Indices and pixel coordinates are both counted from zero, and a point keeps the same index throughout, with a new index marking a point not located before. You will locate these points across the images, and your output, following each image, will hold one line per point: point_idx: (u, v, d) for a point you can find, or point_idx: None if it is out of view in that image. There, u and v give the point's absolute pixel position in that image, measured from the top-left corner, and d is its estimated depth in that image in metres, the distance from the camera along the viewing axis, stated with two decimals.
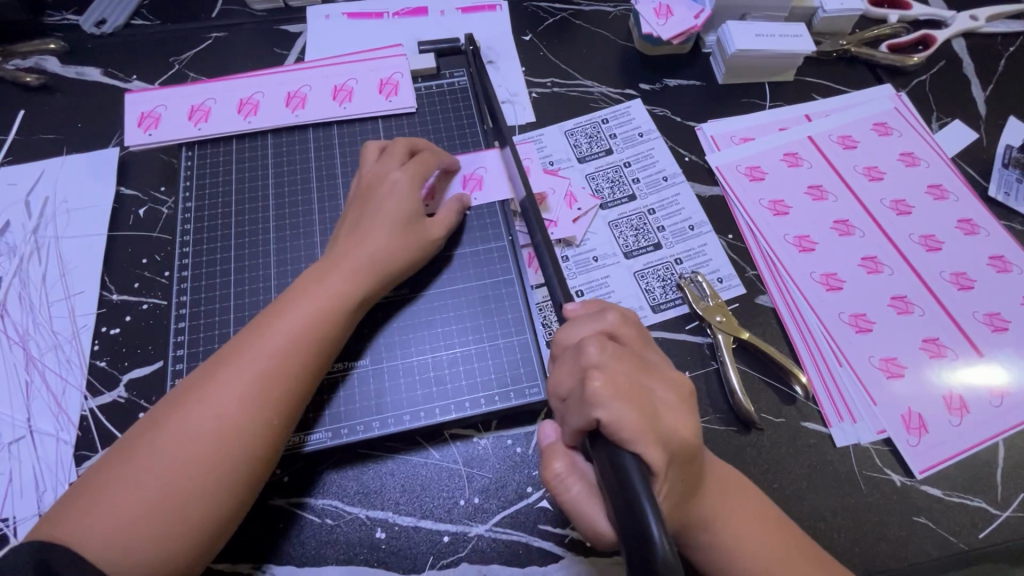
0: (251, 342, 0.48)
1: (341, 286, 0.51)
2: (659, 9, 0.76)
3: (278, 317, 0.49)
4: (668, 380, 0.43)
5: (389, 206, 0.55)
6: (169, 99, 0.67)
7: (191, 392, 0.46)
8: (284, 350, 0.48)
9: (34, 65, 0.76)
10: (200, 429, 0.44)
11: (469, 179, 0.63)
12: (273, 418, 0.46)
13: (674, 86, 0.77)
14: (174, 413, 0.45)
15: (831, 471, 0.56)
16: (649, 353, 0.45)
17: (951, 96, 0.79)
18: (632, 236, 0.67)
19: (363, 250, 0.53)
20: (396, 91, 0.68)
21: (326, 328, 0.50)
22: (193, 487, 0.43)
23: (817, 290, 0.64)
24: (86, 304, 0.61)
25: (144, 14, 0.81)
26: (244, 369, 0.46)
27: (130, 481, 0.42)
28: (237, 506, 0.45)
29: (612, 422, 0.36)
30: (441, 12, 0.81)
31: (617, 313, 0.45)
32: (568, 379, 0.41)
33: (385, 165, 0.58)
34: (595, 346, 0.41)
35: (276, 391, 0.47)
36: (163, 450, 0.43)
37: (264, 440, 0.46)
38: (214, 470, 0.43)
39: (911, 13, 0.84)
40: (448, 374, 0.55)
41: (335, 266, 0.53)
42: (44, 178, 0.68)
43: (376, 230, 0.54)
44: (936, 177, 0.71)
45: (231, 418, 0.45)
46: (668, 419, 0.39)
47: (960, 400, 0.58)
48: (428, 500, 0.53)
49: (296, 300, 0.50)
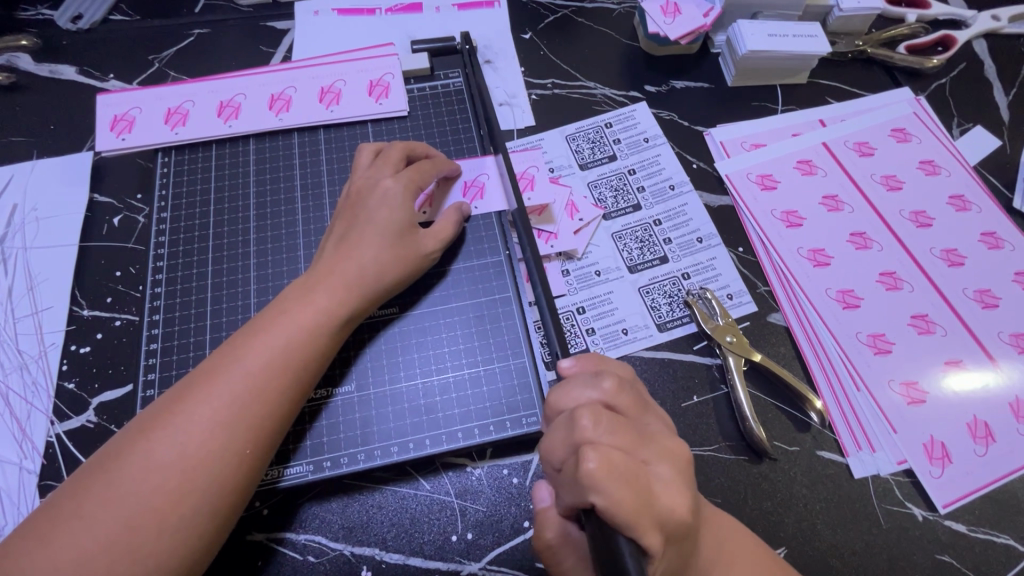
0: (225, 363, 0.44)
1: (326, 303, 0.48)
2: (666, 6, 0.72)
3: (257, 336, 0.45)
4: (666, 451, 0.38)
5: (380, 217, 0.52)
6: (145, 101, 0.63)
7: (159, 418, 0.42)
8: (262, 372, 0.44)
9: (5, 63, 0.71)
10: (166, 458, 0.40)
11: (470, 187, 0.59)
12: (244, 448, 0.42)
13: (681, 88, 0.74)
14: (138, 442, 0.41)
15: (848, 504, 0.52)
16: (648, 419, 0.40)
17: (972, 101, 0.75)
18: (636, 248, 0.63)
19: (350, 264, 0.49)
20: (387, 93, 0.64)
21: (308, 348, 0.46)
22: (156, 524, 0.39)
23: (833, 309, 0.60)
24: (55, 320, 0.57)
25: (122, 9, 0.76)
26: (215, 394, 0.43)
27: (85, 518, 0.38)
28: (207, 544, 0.41)
29: (608, 507, 0.33)
30: (437, 8, 0.77)
31: (614, 380, 0.40)
32: (560, 449, 0.37)
33: (376, 172, 0.54)
34: (589, 419, 0.36)
35: (252, 419, 0.43)
36: (122, 483, 0.39)
37: (238, 472, 0.42)
38: (180, 505, 0.40)
39: (930, 12, 0.80)
40: (439, 401, 0.51)
41: (320, 281, 0.49)
42: (13, 184, 0.64)
43: (366, 243, 0.50)
44: (957, 187, 0.67)
45: (201, 448, 0.41)
46: (664, 498, 0.35)
47: (985, 428, 0.55)
48: (417, 536, 0.49)
49: (277, 318, 0.47)
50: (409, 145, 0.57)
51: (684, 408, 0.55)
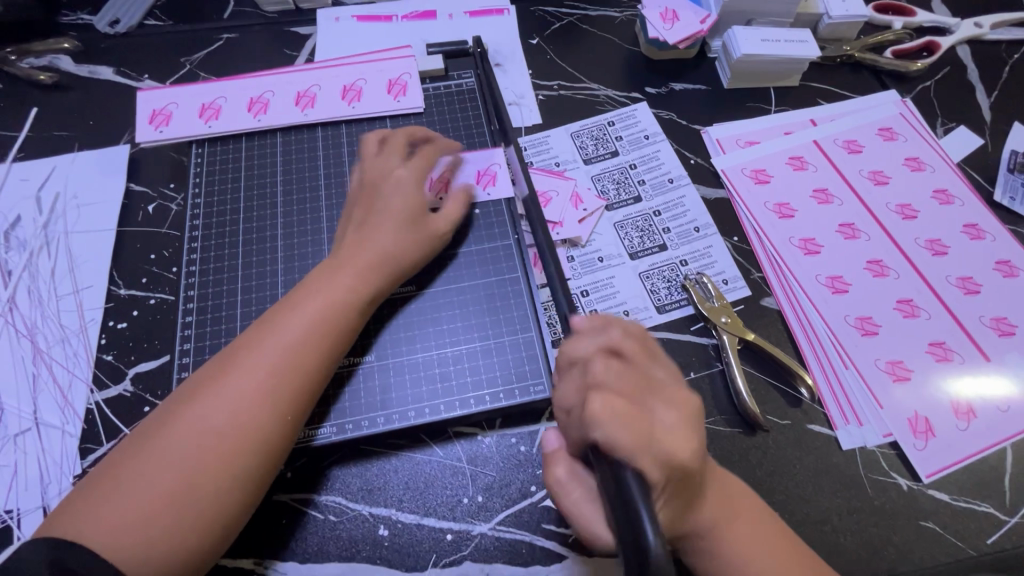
0: (264, 335, 0.48)
1: (355, 281, 0.52)
2: (665, 13, 0.77)
3: (291, 311, 0.50)
4: (664, 400, 0.41)
5: (393, 202, 0.56)
6: (181, 97, 0.68)
7: (205, 385, 0.46)
8: (298, 343, 0.48)
9: (48, 64, 0.77)
10: (214, 421, 0.44)
11: (483, 175, 0.63)
12: (284, 412, 0.46)
13: (680, 90, 0.78)
14: (186, 407, 0.45)
15: (836, 473, 0.55)
16: (655, 369, 0.44)
17: (956, 103, 0.80)
18: (637, 237, 0.67)
19: (369, 246, 0.54)
20: (404, 92, 0.68)
21: (339, 321, 0.50)
22: (210, 478, 0.43)
23: (823, 293, 0.64)
24: (94, 299, 0.61)
25: (156, 15, 0.82)
26: (256, 363, 0.47)
27: (143, 476, 0.42)
28: (251, 497, 0.45)
29: (609, 443, 0.36)
30: (450, 15, 0.82)
31: (620, 329, 0.44)
32: (572, 394, 0.43)
33: (387, 160, 0.59)
34: (595, 364, 0.41)
35: (290, 384, 0.47)
36: (175, 443, 0.43)
37: (278, 433, 0.46)
38: (230, 461, 0.44)
39: (916, 20, 0.85)
40: (453, 371, 0.55)
41: (344, 259, 0.53)
42: (55, 174, 0.69)
43: (383, 227, 0.55)
44: (941, 182, 0.71)
45: (246, 411, 0.45)
46: (666, 442, 0.38)
47: (966, 404, 0.58)
48: (431, 498, 0.53)
49: (308, 295, 0.51)
50: (417, 134, 0.62)
51: None
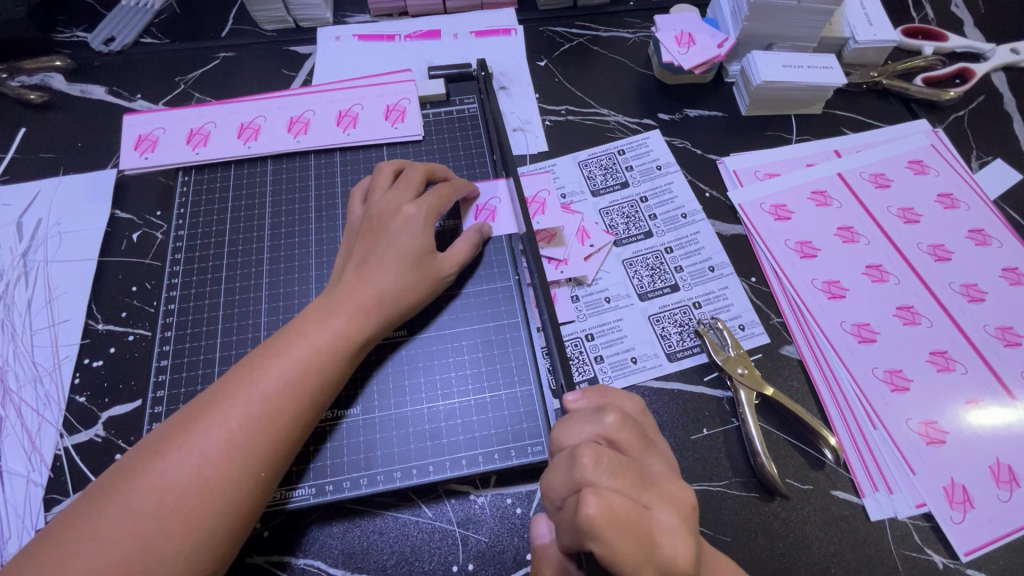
0: (240, 384, 0.44)
1: (344, 327, 0.48)
2: (680, 37, 0.73)
3: (277, 354, 0.46)
4: (668, 498, 0.36)
5: (399, 242, 0.52)
6: (168, 122, 0.65)
7: (174, 437, 0.42)
8: (278, 394, 0.44)
9: (39, 82, 0.75)
10: (180, 480, 0.40)
11: (481, 211, 0.60)
12: (259, 471, 0.42)
13: (695, 117, 0.74)
14: (153, 462, 0.41)
15: (863, 548, 0.50)
16: (652, 459, 0.39)
17: (992, 134, 0.75)
18: (647, 276, 0.63)
19: (368, 288, 0.50)
20: (403, 118, 0.65)
21: (323, 371, 0.46)
22: (165, 547, 0.39)
23: (848, 343, 0.59)
24: (70, 334, 0.58)
25: (153, 33, 0.80)
26: (232, 415, 0.43)
27: (97, 539, 0.38)
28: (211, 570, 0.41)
29: (608, 557, 0.32)
30: (454, 36, 0.79)
31: (616, 415, 0.39)
32: (561, 488, 0.36)
33: (396, 195, 0.55)
34: (590, 458, 0.35)
35: (262, 441, 0.43)
36: (137, 502, 0.39)
37: (246, 496, 0.42)
38: (190, 527, 0.40)
39: (948, 44, 0.80)
40: (444, 427, 0.51)
41: (337, 300, 0.49)
42: (39, 199, 0.66)
43: (385, 269, 0.51)
44: (977, 221, 0.66)
45: (213, 472, 0.41)
46: (665, 548, 0.34)
47: (1009, 472, 0.52)
48: (418, 564, 0.48)
49: (292, 340, 0.47)
50: (436, 169, 0.58)
51: (692, 440, 0.54)
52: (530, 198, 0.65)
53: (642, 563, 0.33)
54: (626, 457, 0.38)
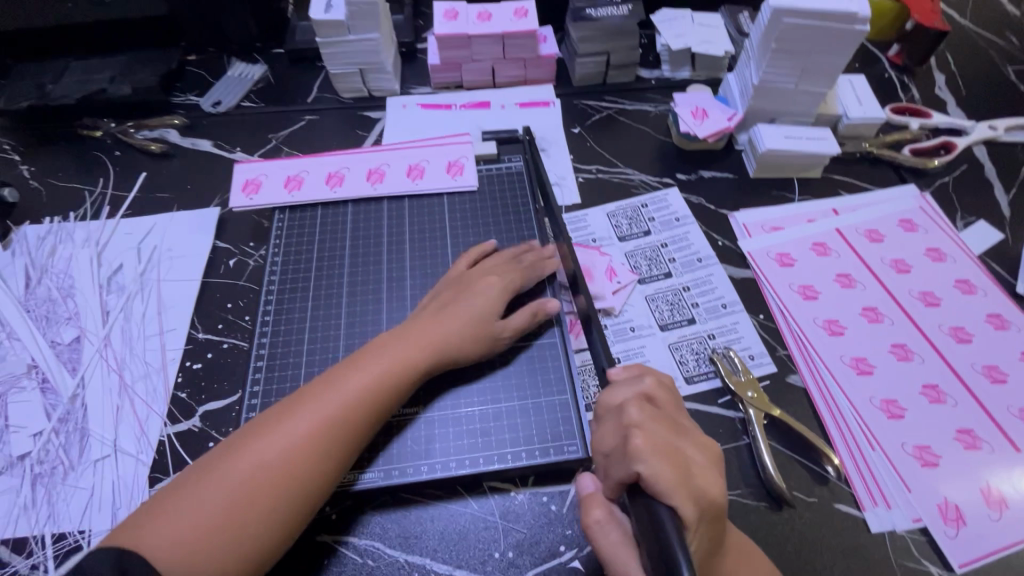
0: (326, 388, 0.54)
1: (414, 354, 0.57)
2: (695, 111, 0.86)
3: (358, 368, 0.56)
4: (701, 443, 0.45)
5: (474, 298, 0.62)
6: (269, 169, 0.79)
7: (270, 425, 0.52)
8: (354, 400, 0.53)
9: (158, 136, 0.90)
10: (269, 459, 0.49)
11: (539, 246, 0.70)
12: (331, 463, 0.51)
13: (708, 177, 0.85)
14: (252, 442, 0.50)
15: (864, 557, 0.56)
16: (682, 417, 0.48)
17: (975, 198, 0.84)
18: (667, 310, 0.72)
19: (438, 330, 0.59)
20: (461, 172, 0.78)
21: (386, 391, 0.55)
22: (253, 511, 0.48)
23: (848, 373, 0.66)
24: (176, 340, 0.69)
25: (252, 98, 0.96)
26: (316, 411, 0.52)
27: (200, 497, 0.47)
28: (283, 539, 0.49)
29: (652, 477, 0.39)
30: (502, 106, 0.93)
31: (653, 377, 0.49)
32: (611, 437, 0.44)
33: (485, 268, 0.66)
34: (635, 408, 0.45)
35: (339, 436, 0.52)
36: (234, 472, 0.49)
37: (318, 482, 0.50)
38: (266, 503, 0.48)
39: (932, 121, 0.92)
40: (493, 427, 0.59)
41: (411, 332, 0.59)
42: (154, 230, 0.79)
43: (454, 319, 0.60)
44: (962, 273, 0.74)
45: (297, 455, 0.50)
46: (701, 480, 0.42)
47: (998, 494, 0.58)
48: (464, 550, 0.55)
49: (371, 359, 0.57)
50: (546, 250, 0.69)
51: None
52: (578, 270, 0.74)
53: (681, 487, 0.40)
54: (663, 409, 0.47)
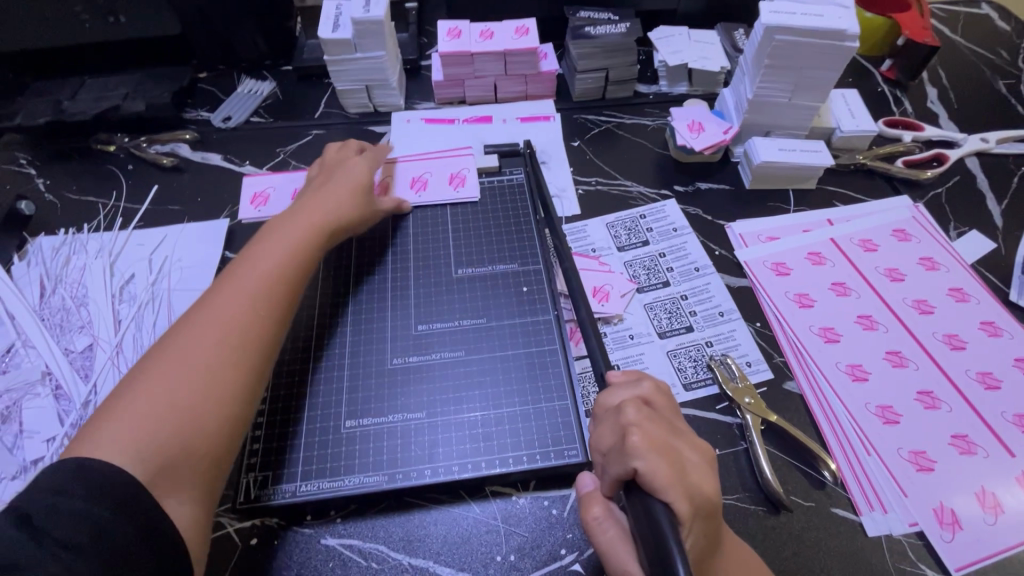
0: (230, 276, 0.59)
1: (306, 233, 0.66)
2: (691, 125, 0.88)
3: (257, 254, 0.62)
4: (697, 444, 0.46)
5: (345, 184, 0.73)
6: (277, 183, 0.82)
7: (185, 320, 0.56)
8: (264, 272, 0.60)
9: (170, 150, 0.93)
10: (198, 339, 0.54)
11: (454, 177, 0.81)
12: (257, 329, 0.56)
13: (706, 189, 0.87)
14: (172, 338, 0.54)
15: (862, 561, 0.56)
16: (679, 420, 0.49)
17: (968, 209, 0.86)
18: (666, 318, 0.74)
19: (326, 214, 0.69)
20: (463, 184, 0.80)
21: (302, 256, 0.64)
22: (200, 383, 0.51)
23: (844, 380, 0.67)
24: None
25: (261, 114, 0.99)
26: (228, 293, 0.58)
27: (139, 395, 0.50)
28: (241, 402, 0.53)
29: (649, 473, 0.40)
30: (504, 121, 0.96)
31: (651, 382, 0.50)
32: (608, 435, 0.46)
33: (339, 159, 0.78)
34: (633, 408, 0.46)
35: (258, 305, 0.58)
36: (169, 362, 0.52)
37: (251, 346, 0.55)
38: (213, 372, 0.52)
39: (924, 134, 0.94)
40: (494, 432, 0.60)
41: (286, 225, 0.66)
42: (166, 240, 0.81)
43: (332, 201, 0.70)
44: (956, 281, 0.76)
45: (222, 327, 0.55)
46: (696, 477, 0.43)
47: (993, 498, 0.59)
48: (467, 553, 0.56)
49: (267, 246, 0.63)
50: (352, 143, 0.81)
51: None
52: (593, 289, 0.75)
53: (678, 484, 0.41)
54: (660, 412, 0.48)
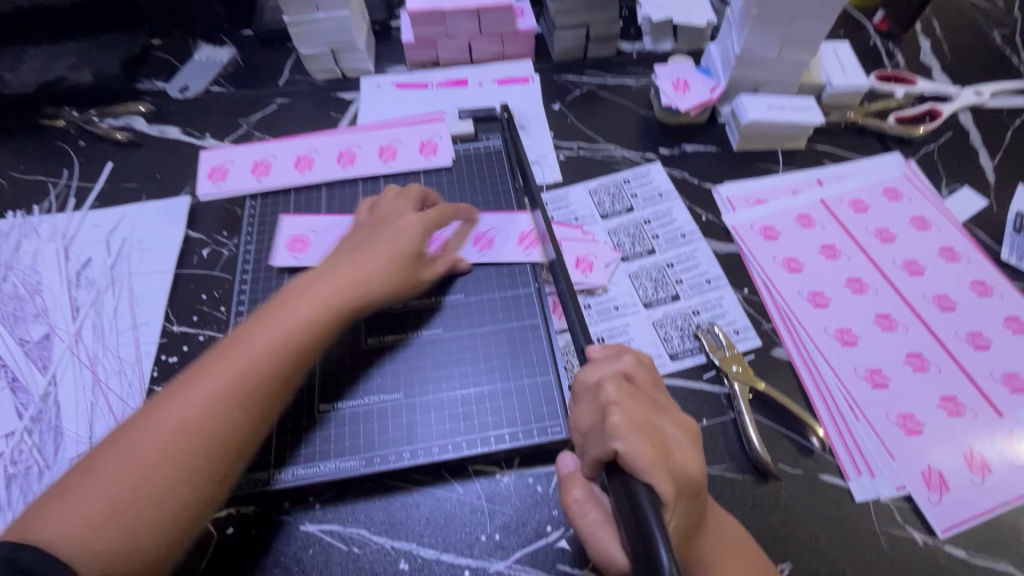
0: (223, 353, 0.51)
1: (323, 302, 0.55)
2: (676, 83, 0.84)
3: (261, 328, 0.53)
4: (679, 420, 0.44)
5: (396, 235, 0.61)
6: (236, 156, 0.77)
7: (168, 395, 0.49)
8: (253, 360, 0.51)
9: (124, 124, 0.87)
10: (171, 428, 0.47)
11: (425, 145, 0.76)
12: (238, 419, 0.49)
13: (692, 151, 0.84)
14: (150, 416, 0.48)
15: (849, 525, 0.56)
16: (663, 396, 0.47)
17: (960, 165, 0.83)
18: (651, 287, 0.71)
19: (359, 270, 0.58)
20: (435, 153, 0.76)
21: (308, 340, 0.54)
22: (162, 483, 0.46)
23: (832, 345, 0.66)
24: (150, 334, 0.67)
25: (221, 82, 0.93)
26: (213, 379, 0.50)
27: (99, 482, 0.45)
28: (203, 503, 0.47)
29: (630, 454, 0.39)
30: (480, 83, 0.91)
31: (633, 357, 0.48)
32: (589, 415, 0.44)
33: (399, 206, 0.65)
34: (613, 385, 0.44)
35: (237, 401, 0.49)
36: (136, 451, 0.46)
37: (223, 444, 0.48)
38: (177, 472, 0.46)
39: (917, 88, 0.90)
40: (475, 410, 0.59)
41: (325, 276, 0.57)
42: (124, 221, 0.77)
43: (374, 256, 0.59)
44: (947, 240, 0.74)
45: (197, 421, 0.48)
46: (679, 455, 0.41)
47: (980, 459, 0.58)
48: (450, 534, 0.55)
49: (276, 314, 0.54)
50: (411, 191, 0.67)
51: None
52: (576, 259, 0.72)
53: (660, 464, 0.39)
54: (642, 388, 0.46)
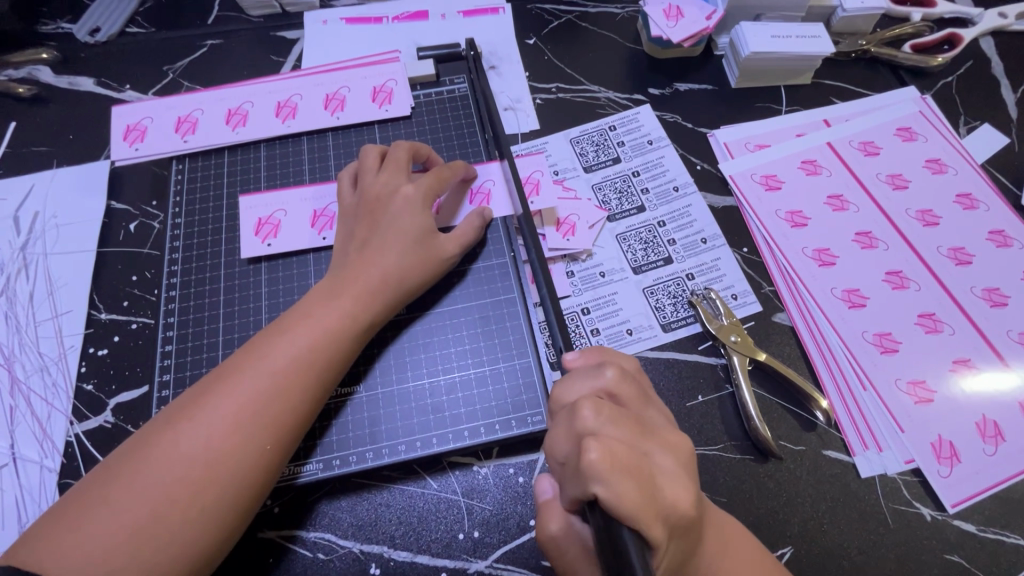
0: (248, 361, 0.46)
1: (351, 306, 0.49)
2: (668, 10, 0.72)
3: (288, 335, 0.47)
4: (668, 443, 0.39)
5: (402, 220, 0.53)
6: (155, 111, 0.65)
7: (185, 409, 0.44)
8: (284, 371, 0.46)
9: (26, 75, 0.74)
10: (188, 449, 0.42)
11: (379, 92, 0.66)
12: (263, 442, 0.44)
13: (685, 91, 0.74)
14: (165, 433, 0.43)
15: (854, 503, 0.52)
16: (649, 412, 0.41)
17: (980, 100, 0.75)
18: (641, 250, 0.64)
19: (377, 270, 0.51)
20: (390, 100, 0.65)
21: (336, 351, 0.48)
22: (182, 513, 0.41)
23: (839, 308, 0.60)
24: (73, 325, 0.59)
25: (138, 21, 0.79)
26: (238, 392, 0.44)
27: (111, 506, 0.40)
28: (227, 533, 0.43)
29: (613, 500, 0.32)
30: (442, 16, 0.79)
31: (616, 369, 0.42)
32: (564, 442, 0.38)
33: (389, 178, 0.55)
34: (591, 410, 0.37)
35: (266, 419, 0.44)
36: (151, 472, 0.41)
37: (253, 466, 0.43)
38: (200, 500, 0.41)
39: (936, 10, 0.80)
40: (445, 402, 0.52)
41: (351, 279, 0.51)
42: (34, 192, 0.66)
43: (394, 246, 0.52)
44: (964, 186, 0.67)
45: (218, 441, 0.43)
46: (668, 491, 0.36)
47: (994, 427, 0.54)
48: (425, 533, 0.50)
49: (302, 320, 0.48)
50: (400, 155, 0.56)
51: (687, 408, 0.56)
52: (557, 221, 0.64)
53: (647, 506, 0.33)
54: (625, 407, 0.40)
